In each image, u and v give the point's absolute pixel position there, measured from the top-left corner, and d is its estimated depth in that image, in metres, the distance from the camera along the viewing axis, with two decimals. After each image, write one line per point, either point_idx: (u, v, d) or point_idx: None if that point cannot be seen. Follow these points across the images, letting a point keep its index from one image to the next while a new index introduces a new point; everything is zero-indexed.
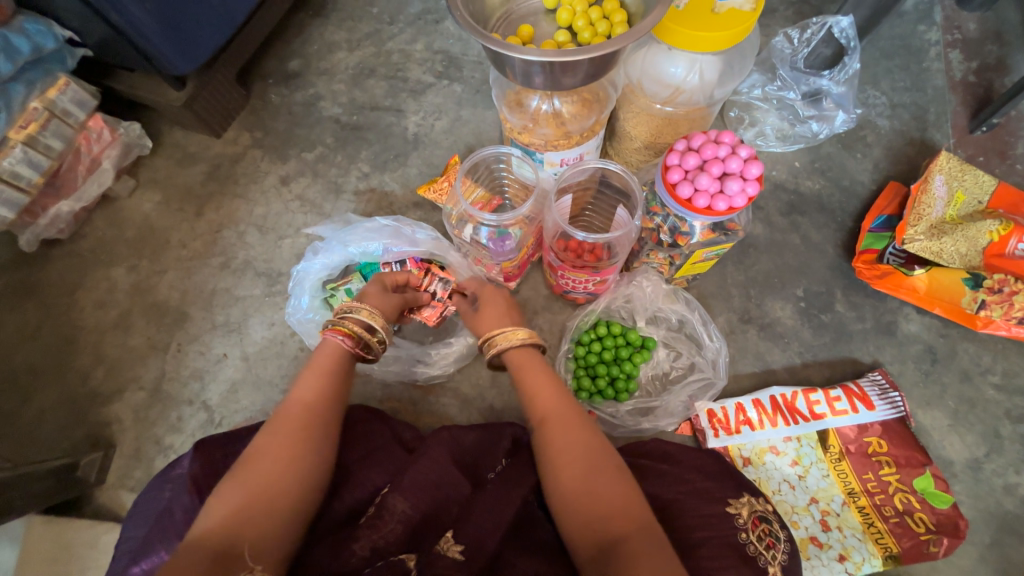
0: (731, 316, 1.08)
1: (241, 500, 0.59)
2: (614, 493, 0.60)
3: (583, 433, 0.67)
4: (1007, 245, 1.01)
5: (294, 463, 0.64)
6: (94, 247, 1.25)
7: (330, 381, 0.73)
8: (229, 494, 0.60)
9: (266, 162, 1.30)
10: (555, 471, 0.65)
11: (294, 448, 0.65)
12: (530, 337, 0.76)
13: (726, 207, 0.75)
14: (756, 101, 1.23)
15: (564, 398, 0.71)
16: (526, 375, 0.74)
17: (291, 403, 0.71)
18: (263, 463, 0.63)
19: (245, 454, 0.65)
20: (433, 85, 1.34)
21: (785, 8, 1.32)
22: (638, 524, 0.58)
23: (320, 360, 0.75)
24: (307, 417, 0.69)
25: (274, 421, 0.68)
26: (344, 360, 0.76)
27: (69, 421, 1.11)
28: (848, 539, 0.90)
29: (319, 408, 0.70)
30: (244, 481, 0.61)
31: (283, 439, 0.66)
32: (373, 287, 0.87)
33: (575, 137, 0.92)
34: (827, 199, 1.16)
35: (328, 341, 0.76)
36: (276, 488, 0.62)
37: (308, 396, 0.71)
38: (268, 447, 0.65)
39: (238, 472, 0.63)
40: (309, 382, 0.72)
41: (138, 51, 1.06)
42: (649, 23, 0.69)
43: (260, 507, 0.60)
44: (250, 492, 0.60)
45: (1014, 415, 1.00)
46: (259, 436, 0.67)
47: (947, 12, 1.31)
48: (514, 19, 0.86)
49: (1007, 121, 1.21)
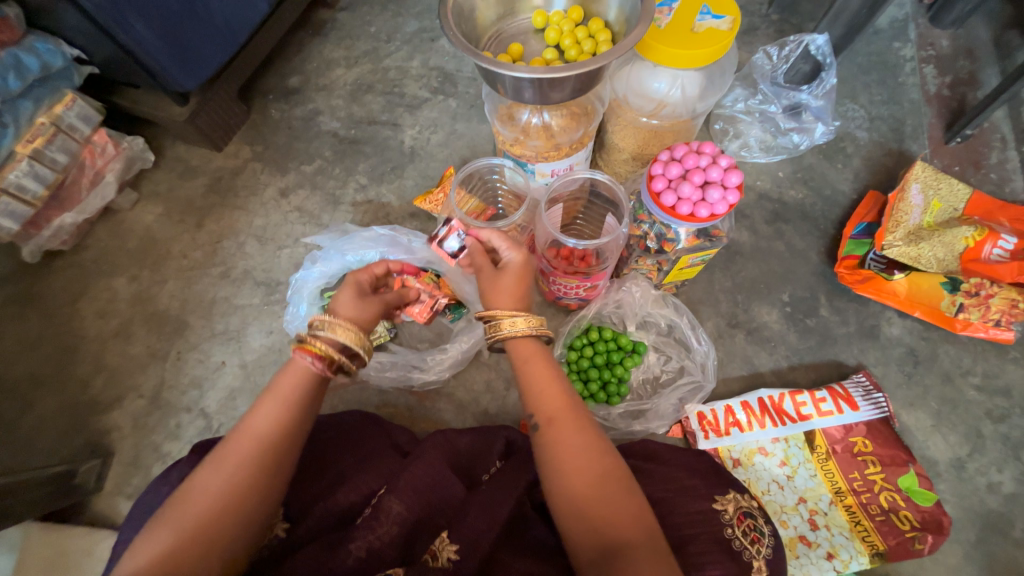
0: (719, 321, 1.11)
1: (177, 541, 0.58)
2: (621, 499, 0.62)
3: (592, 436, 0.67)
4: (982, 250, 1.06)
5: (236, 507, 0.61)
6: (96, 257, 1.27)
7: (285, 412, 0.67)
8: (159, 533, 0.58)
9: (266, 175, 1.33)
10: (561, 472, 0.64)
11: (240, 488, 0.62)
12: (535, 329, 0.73)
13: (707, 213, 0.79)
14: (740, 114, 1.28)
15: (572, 396, 0.70)
16: (532, 370, 0.72)
17: (243, 431, 0.65)
18: (200, 502, 0.60)
19: (183, 487, 0.62)
20: (429, 100, 1.39)
21: (766, 26, 1.38)
22: (642, 530, 0.60)
23: (281, 385, 0.69)
24: (257, 453, 0.64)
25: (219, 452, 0.64)
26: (309, 383, 0.70)
27: (68, 430, 1.11)
28: (836, 538, 0.91)
29: (269, 443, 0.65)
30: (180, 522, 0.59)
31: (225, 479, 0.62)
32: (346, 294, 0.79)
33: (565, 148, 0.96)
34: (809, 207, 1.20)
35: (296, 362, 0.70)
36: (217, 530, 0.59)
37: (261, 427, 0.65)
38: (208, 485, 0.61)
39: (172, 509, 0.60)
40: (263, 411, 0.67)
41: (144, 69, 1.10)
42: (631, 42, 0.73)
43: (196, 548, 0.58)
44: (183, 531, 0.58)
45: (995, 415, 1.03)
46: (204, 466, 0.63)
47: (920, 29, 1.38)
48: (504, 37, 0.90)
49: (980, 132, 1.27)
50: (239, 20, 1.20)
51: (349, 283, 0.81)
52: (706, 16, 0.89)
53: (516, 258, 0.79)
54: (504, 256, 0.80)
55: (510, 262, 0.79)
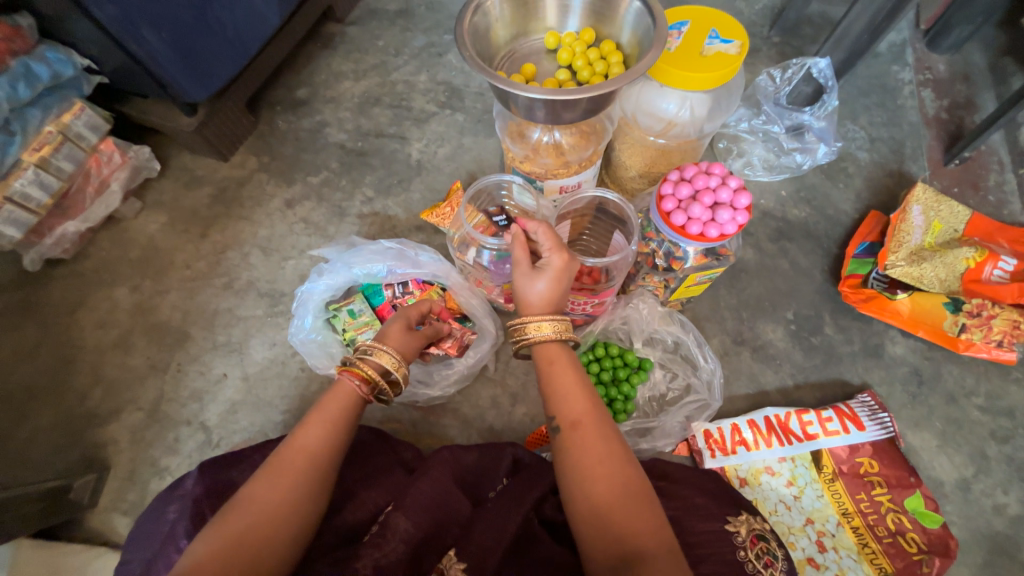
0: (724, 338, 1.12)
1: (224, 544, 0.61)
2: (642, 510, 0.61)
3: (615, 444, 0.66)
4: (983, 271, 1.07)
5: (285, 518, 0.65)
6: (98, 266, 1.26)
7: (332, 431, 0.73)
8: (208, 544, 0.61)
9: (272, 186, 1.33)
10: (583, 477, 0.64)
11: (289, 500, 0.66)
12: (563, 331, 0.74)
13: (717, 234, 0.80)
14: (743, 134, 1.30)
15: (597, 402, 0.70)
16: (557, 372, 0.72)
17: (295, 448, 0.71)
18: (250, 514, 0.64)
19: (230, 502, 0.66)
20: (436, 114, 1.40)
21: (768, 48, 1.41)
22: (664, 544, 0.59)
23: (328, 403, 0.76)
24: (306, 468, 0.69)
25: (271, 467, 0.69)
26: (352, 406, 0.77)
27: (64, 442, 1.09)
28: (844, 561, 0.91)
29: (319, 459, 0.71)
30: (229, 527, 0.62)
31: (276, 492, 0.66)
32: (396, 324, 0.89)
33: (574, 166, 0.97)
34: (813, 226, 1.21)
35: (342, 382, 0.78)
36: (263, 537, 0.63)
37: (311, 444, 0.71)
38: (259, 497, 0.65)
39: (220, 523, 0.63)
40: (312, 429, 0.73)
41: (154, 79, 1.11)
42: (644, 66, 0.75)
43: (244, 558, 0.60)
44: (231, 543, 0.61)
45: (999, 436, 1.03)
46: (260, 477, 0.68)
47: (918, 54, 1.41)
48: (517, 57, 0.92)
49: (978, 155, 1.29)
50: (250, 33, 1.22)
51: (400, 315, 0.91)
52: (715, 41, 0.91)
53: (558, 260, 0.76)
54: (545, 256, 0.78)
55: (550, 264, 0.76)
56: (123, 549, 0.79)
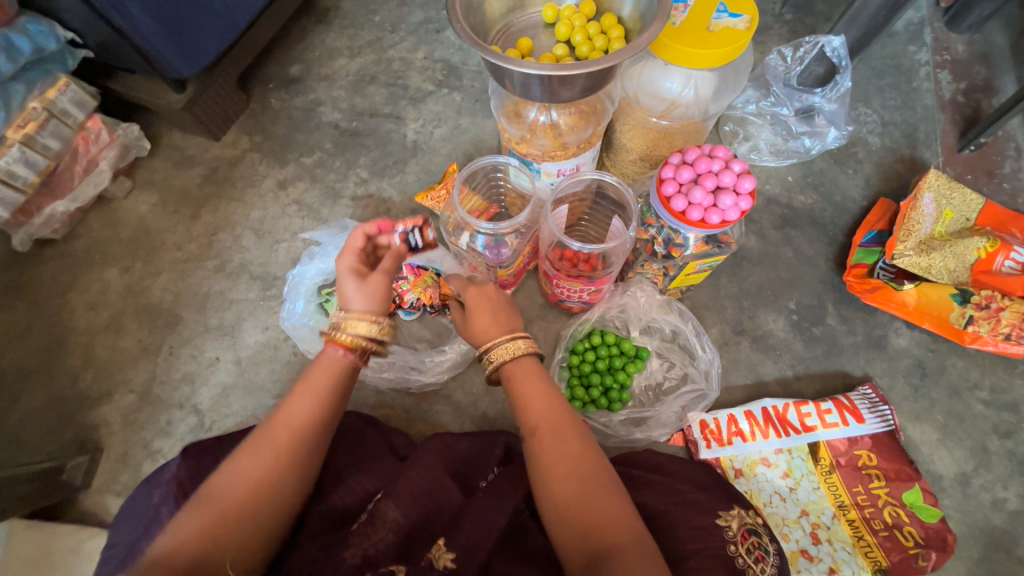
0: (724, 328, 1.09)
1: (212, 521, 0.60)
2: (606, 504, 0.61)
3: (576, 443, 0.66)
4: (994, 261, 1.03)
5: (271, 492, 0.64)
6: (88, 247, 1.24)
7: (318, 405, 0.70)
8: (190, 522, 0.60)
9: (264, 166, 1.30)
10: (546, 482, 0.64)
11: (274, 477, 0.65)
12: (528, 348, 0.74)
13: (718, 220, 0.77)
14: (751, 116, 1.26)
15: (558, 405, 0.70)
16: (518, 382, 0.72)
17: (279, 422, 0.68)
18: (236, 491, 0.63)
19: (214, 478, 0.64)
20: (433, 93, 1.35)
21: (780, 26, 1.35)
22: (632, 537, 0.59)
23: (313, 375, 0.72)
24: (291, 444, 0.67)
25: (255, 442, 0.66)
26: (340, 375, 0.73)
27: (57, 423, 1.09)
28: (838, 553, 0.90)
29: (303, 434, 0.68)
30: (214, 503, 0.62)
31: (259, 469, 0.64)
32: (349, 283, 0.77)
33: (572, 148, 0.93)
34: (819, 214, 1.17)
35: (326, 356, 0.73)
36: (249, 511, 0.62)
37: (297, 418, 0.68)
38: (244, 475, 0.64)
39: (206, 500, 0.62)
40: (297, 401, 0.69)
41: (140, 53, 1.07)
42: (646, 39, 0.71)
43: (234, 532, 0.61)
44: (216, 519, 0.60)
45: (1001, 430, 1.02)
46: (244, 452, 0.66)
47: (936, 33, 1.35)
48: (513, 31, 0.87)
49: (994, 141, 1.24)
50: (240, 6, 1.17)
51: (344, 271, 0.78)
52: (723, 14, 0.86)
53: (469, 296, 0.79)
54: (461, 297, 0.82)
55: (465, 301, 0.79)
56: (111, 529, 0.79)
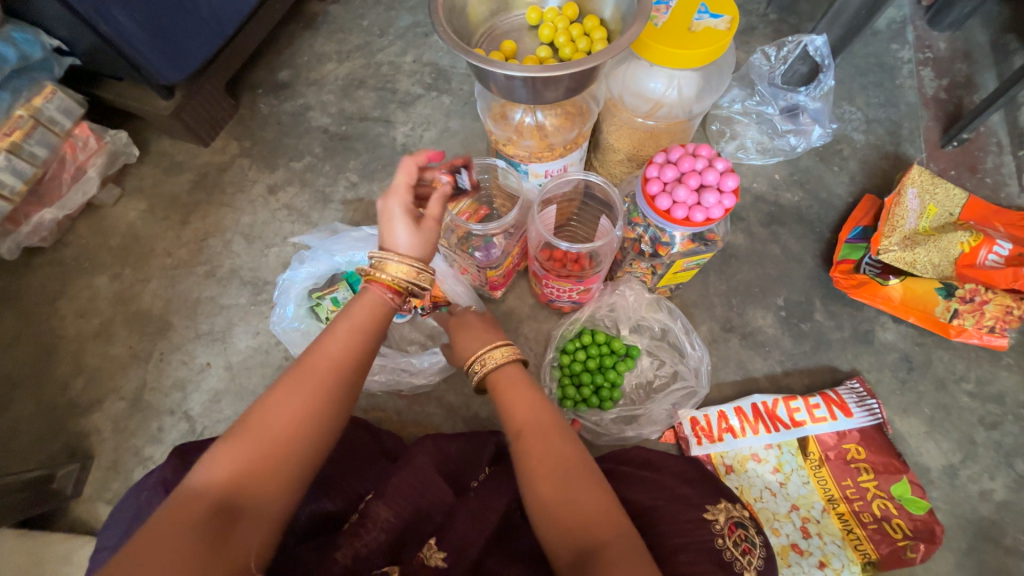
0: (713, 325, 1.10)
1: (252, 455, 0.56)
2: (589, 500, 0.62)
3: (559, 443, 0.68)
4: (978, 255, 1.04)
5: (306, 428, 0.59)
6: (77, 254, 1.23)
7: (358, 339, 0.65)
8: (223, 455, 0.56)
9: (254, 171, 1.30)
10: (531, 482, 0.66)
11: (314, 412, 0.60)
12: (511, 356, 0.80)
13: (702, 218, 0.77)
14: (737, 115, 1.27)
15: (540, 408, 0.73)
16: (503, 389, 0.77)
17: (318, 354, 0.63)
18: (270, 425, 0.58)
19: (251, 410, 0.59)
20: (422, 96, 1.36)
21: (764, 26, 1.37)
22: (615, 531, 0.60)
23: (357, 312, 0.67)
24: (331, 377, 0.62)
25: (290, 376, 0.61)
26: (382, 317, 0.68)
27: (47, 432, 1.09)
28: (828, 546, 0.90)
29: (340, 371, 0.63)
30: (251, 438, 0.57)
31: (298, 402, 0.59)
32: (402, 217, 0.71)
33: (558, 149, 0.93)
34: (805, 211, 1.18)
35: (372, 292, 0.68)
36: (288, 449, 0.58)
37: (336, 352, 0.63)
38: (280, 407, 0.59)
39: (240, 432, 0.58)
40: (338, 336, 0.64)
41: (127, 61, 1.07)
42: (627, 40, 0.71)
43: (272, 470, 0.57)
44: (255, 454, 0.56)
45: (987, 421, 1.03)
46: (280, 384, 0.61)
47: (918, 31, 1.37)
48: (497, 34, 0.88)
49: (976, 137, 1.26)
50: (227, 12, 1.17)
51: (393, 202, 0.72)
52: (704, 15, 0.87)
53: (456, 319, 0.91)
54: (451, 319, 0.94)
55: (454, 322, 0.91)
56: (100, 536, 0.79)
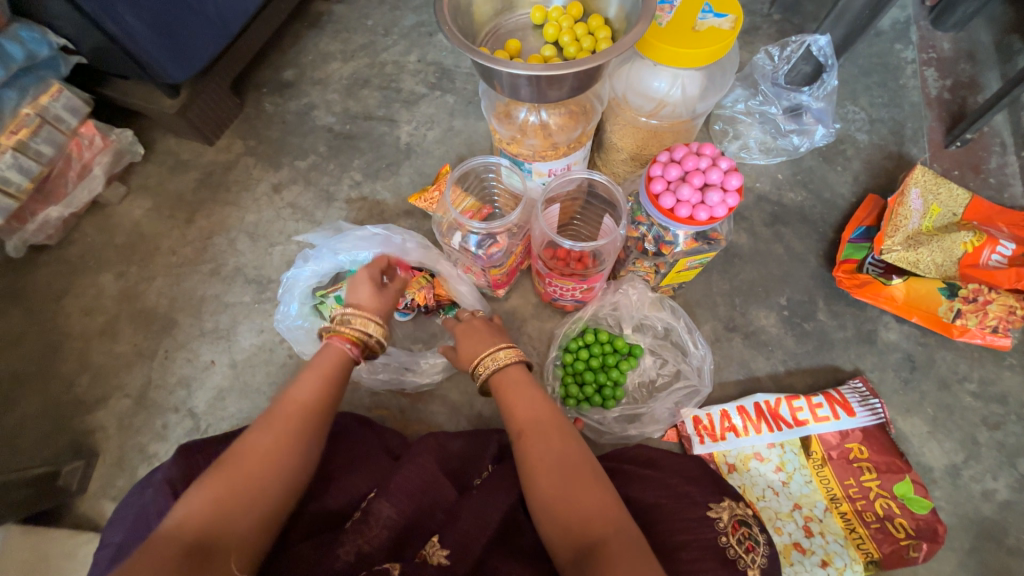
0: (716, 324, 1.10)
1: (226, 493, 0.60)
2: (589, 498, 0.63)
3: (561, 442, 0.69)
4: (981, 255, 1.05)
5: (280, 462, 0.64)
6: (83, 252, 1.24)
7: (325, 385, 0.73)
8: (198, 496, 0.59)
9: (258, 170, 1.31)
10: (533, 480, 0.67)
11: (286, 449, 0.65)
12: (512, 358, 0.81)
13: (706, 217, 0.78)
14: (740, 115, 1.27)
15: (541, 409, 0.74)
16: (504, 390, 0.78)
17: (287, 402, 0.70)
18: (246, 462, 0.63)
19: (226, 453, 0.64)
20: (425, 96, 1.36)
21: (768, 26, 1.37)
22: (614, 528, 0.60)
23: (321, 362, 0.76)
24: (301, 418, 0.69)
25: (262, 421, 0.67)
26: (342, 366, 0.77)
27: (53, 429, 1.09)
28: (831, 545, 0.90)
29: (311, 412, 0.70)
30: (226, 476, 0.61)
31: (271, 441, 0.65)
32: (364, 287, 0.86)
33: (562, 148, 0.94)
34: (808, 211, 1.19)
35: (331, 347, 0.78)
36: (261, 486, 0.62)
37: (304, 397, 0.71)
38: (256, 445, 0.64)
39: (214, 474, 0.61)
40: (306, 383, 0.73)
41: (133, 60, 1.07)
42: (632, 39, 0.72)
43: (246, 506, 0.60)
44: (231, 491, 0.60)
45: (990, 422, 1.03)
46: (252, 430, 0.66)
47: (922, 32, 1.37)
48: (502, 33, 0.89)
49: (980, 137, 1.26)
50: (233, 12, 1.17)
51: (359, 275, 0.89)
52: (708, 15, 0.88)
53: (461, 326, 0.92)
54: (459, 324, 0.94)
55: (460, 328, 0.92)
56: (105, 531, 0.79)
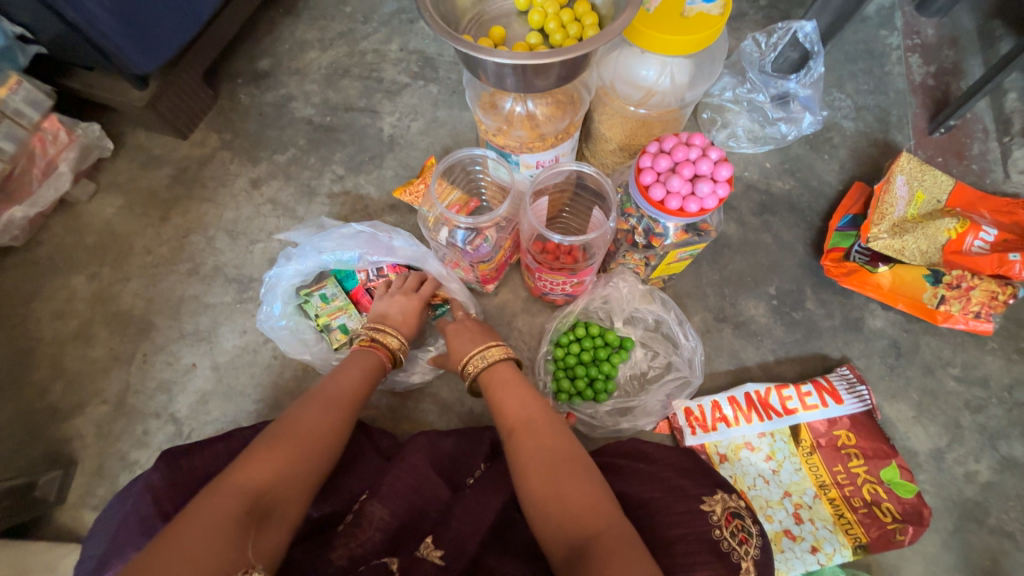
0: (706, 315, 1.10)
1: (286, 462, 0.64)
2: (580, 492, 0.63)
3: (551, 439, 0.70)
4: (963, 242, 1.05)
5: (331, 437, 0.71)
6: (52, 254, 1.19)
7: (367, 378, 0.82)
8: (262, 459, 0.63)
9: (235, 165, 1.26)
10: (524, 478, 0.66)
11: (336, 431, 0.72)
12: (503, 355, 0.82)
13: (697, 209, 0.77)
14: (728, 103, 1.26)
15: (531, 407, 0.74)
16: (495, 390, 0.78)
17: (336, 386, 0.78)
18: (301, 435, 0.68)
19: (281, 424, 0.69)
20: (408, 86, 1.32)
21: (755, 12, 1.35)
22: (606, 521, 0.60)
23: (361, 358, 0.84)
24: (348, 405, 0.76)
25: (316, 400, 0.74)
26: (376, 366, 0.84)
27: (27, 439, 1.05)
28: (820, 531, 0.92)
29: (352, 397, 0.78)
30: (286, 446, 0.66)
31: (327, 421, 0.72)
32: (406, 307, 0.95)
33: (550, 139, 0.92)
34: (796, 199, 1.18)
35: (370, 355, 0.85)
36: (313, 460, 0.67)
37: (350, 386, 0.79)
38: (312, 420, 0.70)
39: (274, 441, 0.66)
40: (350, 373, 0.80)
41: (95, 48, 1.01)
42: (619, 26, 0.69)
43: (300, 479, 0.65)
44: (290, 461, 0.65)
45: (973, 405, 1.05)
46: (305, 406, 0.72)
47: (907, 17, 1.37)
48: (485, 20, 0.86)
49: (964, 123, 1.27)
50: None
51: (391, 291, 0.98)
52: None
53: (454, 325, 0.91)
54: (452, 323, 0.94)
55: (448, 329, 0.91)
56: (86, 543, 0.77)
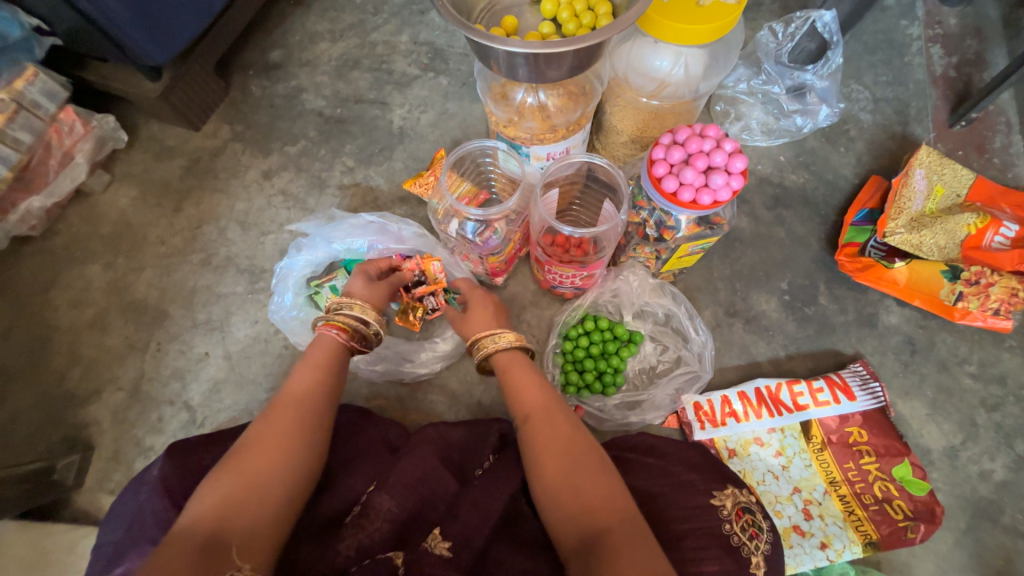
0: (717, 310, 1.09)
1: (234, 486, 0.60)
2: (593, 485, 0.63)
3: (567, 427, 0.70)
4: (984, 237, 1.03)
5: (289, 446, 0.66)
6: (68, 243, 1.21)
7: (323, 375, 0.76)
8: (211, 492, 0.60)
9: (247, 156, 1.27)
10: (538, 465, 0.67)
11: (291, 438, 0.67)
12: (518, 340, 0.80)
13: (710, 201, 0.76)
14: (742, 95, 1.24)
15: (548, 396, 0.74)
16: (511, 376, 0.77)
17: (287, 394, 0.73)
18: (251, 458, 0.64)
19: (232, 449, 0.65)
20: (419, 77, 1.32)
21: (771, 2, 1.32)
22: (619, 516, 0.59)
23: (314, 355, 0.78)
24: (302, 406, 0.71)
25: (268, 414, 0.69)
26: (338, 357, 0.79)
27: (46, 424, 1.08)
28: (830, 528, 0.91)
29: (311, 400, 0.72)
30: (235, 471, 0.62)
31: (277, 432, 0.67)
32: (358, 279, 0.89)
33: (561, 130, 0.92)
34: (811, 193, 1.17)
35: (321, 336, 0.80)
36: (268, 477, 0.63)
37: (303, 389, 0.73)
38: (263, 436, 0.66)
39: (224, 469, 0.63)
40: (303, 376, 0.75)
41: (111, 41, 1.02)
42: (633, 15, 0.68)
43: (257, 497, 0.60)
44: (240, 483, 0.61)
45: (989, 404, 1.03)
46: (256, 425, 0.68)
47: (929, 7, 1.33)
48: (497, 10, 0.85)
49: (985, 116, 1.23)
50: None
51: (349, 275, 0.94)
52: None
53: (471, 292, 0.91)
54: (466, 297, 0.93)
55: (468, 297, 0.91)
56: (105, 525, 0.79)
